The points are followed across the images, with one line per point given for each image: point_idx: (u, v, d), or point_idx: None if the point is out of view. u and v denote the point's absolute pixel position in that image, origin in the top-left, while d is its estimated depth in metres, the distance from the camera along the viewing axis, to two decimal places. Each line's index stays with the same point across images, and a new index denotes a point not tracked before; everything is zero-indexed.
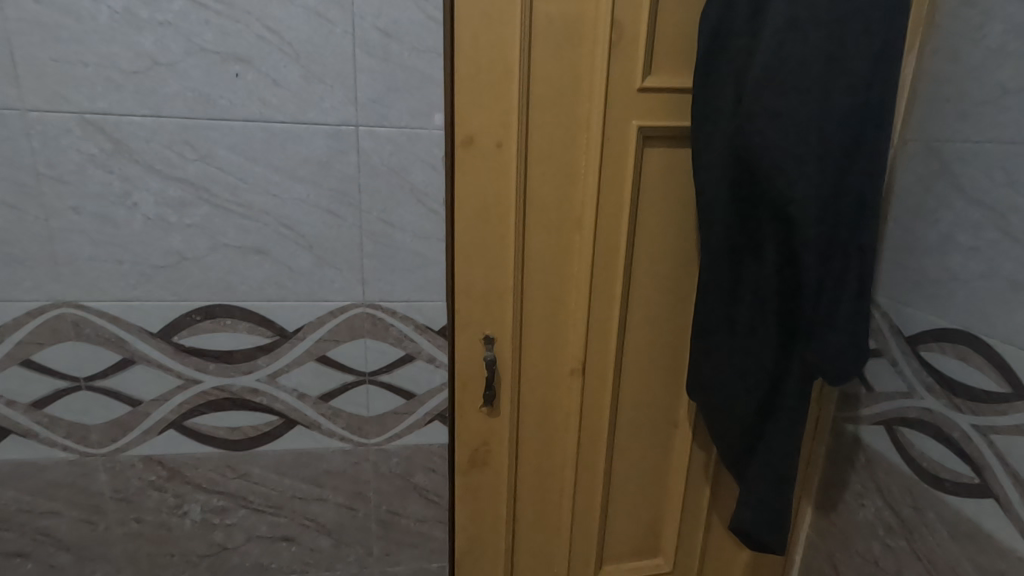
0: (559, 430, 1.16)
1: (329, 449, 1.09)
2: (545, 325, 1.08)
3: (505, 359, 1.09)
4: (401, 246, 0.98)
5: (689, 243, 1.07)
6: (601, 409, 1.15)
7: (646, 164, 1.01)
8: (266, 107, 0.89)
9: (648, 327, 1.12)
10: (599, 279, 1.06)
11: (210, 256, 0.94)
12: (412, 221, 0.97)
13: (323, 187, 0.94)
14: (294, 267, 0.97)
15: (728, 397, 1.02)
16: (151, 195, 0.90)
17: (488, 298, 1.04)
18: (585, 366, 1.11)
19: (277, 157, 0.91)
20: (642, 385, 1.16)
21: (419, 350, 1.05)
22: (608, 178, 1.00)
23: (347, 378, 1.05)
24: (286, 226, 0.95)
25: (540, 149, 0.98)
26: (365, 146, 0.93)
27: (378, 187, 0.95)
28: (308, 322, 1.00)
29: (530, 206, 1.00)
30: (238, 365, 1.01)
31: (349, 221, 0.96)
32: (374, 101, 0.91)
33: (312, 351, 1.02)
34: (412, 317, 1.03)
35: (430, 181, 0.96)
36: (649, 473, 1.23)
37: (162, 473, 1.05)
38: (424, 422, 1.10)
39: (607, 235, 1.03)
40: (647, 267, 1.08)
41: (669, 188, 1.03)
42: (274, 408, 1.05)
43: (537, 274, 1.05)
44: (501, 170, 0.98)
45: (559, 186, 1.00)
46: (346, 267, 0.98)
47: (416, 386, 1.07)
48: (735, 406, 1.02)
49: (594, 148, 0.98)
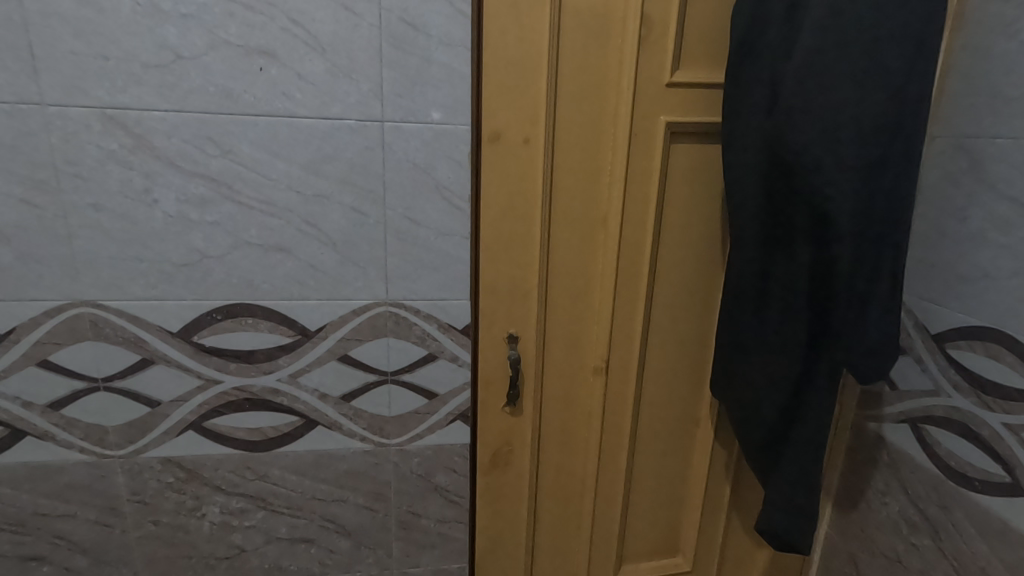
0: (581, 429, 1.15)
1: (350, 449, 1.07)
2: (569, 324, 1.07)
3: (529, 358, 1.08)
4: (426, 243, 0.97)
5: (715, 240, 1.06)
6: (624, 408, 1.14)
7: (673, 161, 1.00)
8: (290, 102, 0.87)
9: (672, 326, 1.11)
10: (624, 277, 1.05)
11: (231, 254, 0.92)
12: (436, 218, 0.96)
13: (347, 184, 0.92)
14: (316, 265, 0.95)
15: (756, 396, 1.01)
16: (172, 192, 0.88)
17: (513, 296, 1.03)
18: (609, 365, 1.10)
19: (300, 153, 0.89)
20: (665, 384, 1.15)
21: (442, 350, 1.03)
22: (635, 174, 0.99)
23: (369, 377, 1.03)
24: (308, 223, 0.93)
25: (567, 145, 0.96)
26: (391, 142, 0.91)
27: (403, 183, 0.93)
28: (330, 321, 0.99)
29: (555, 203, 0.99)
30: (259, 365, 0.99)
31: (373, 218, 0.94)
32: (400, 96, 0.89)
33: (334, 350, 1.00)
34: (435, 316, 1.01)
35: (455, 178, 0.94)
36: (670, 472, 1.22)
37: (180, 475, 1.04)
38: (446, 422, 1.08)
39: (633, 233, 1.02)
40: (672, 264, 1.06)
41: (695, 185, 1.02)
42: (295, 409, 1.03)
43: (562, 271, 1.03)
44: (527, 167, 0.96)
45: (585, 183, 0.99)
46: (369, 265, 0.97)
47: (438, 385, 1.06)
48: (764, 405, 1.01)
49: (622, 144, 0.96)
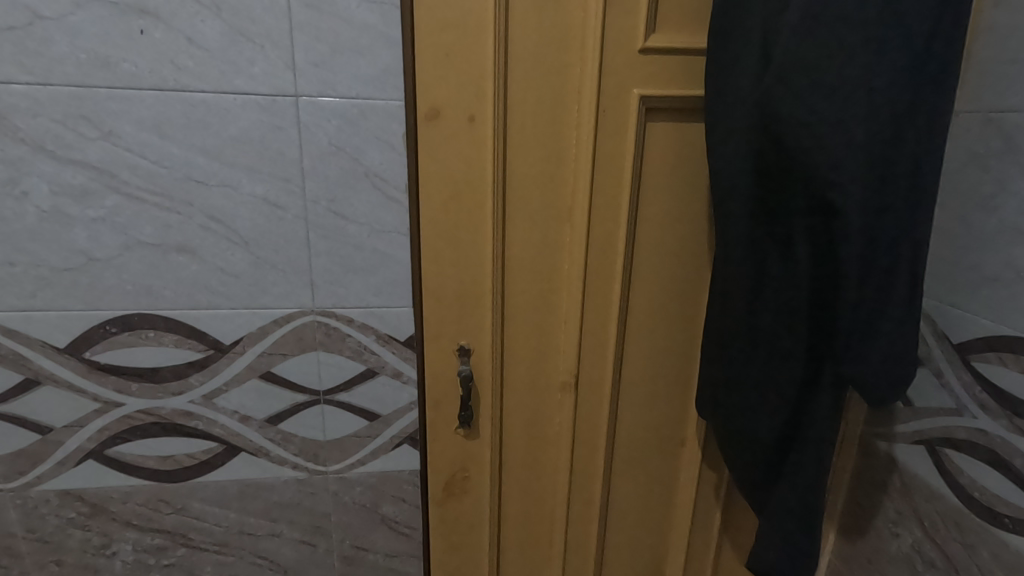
0: (549, 451, 1.01)
1: (281, 478, 0.94)
2: (531, 334, 0.92)
3: (484, 374, 0.93)
4: (356, 241, 0.82)
5: (701, 233, 0.91)
6: (598, 427, 1.00)
7: (648, 143, 0.85)
8: (179, 72, 0.72)
9: (651, 332, 0.96)
10: (595, 280, 0.90)
11: (123, 256, 0.78)
12: (368, 212, 0.81)
13: (257, 171, 0.77)
14: (227, 268, 0.81)
15: (748, 417, 0.87)
16: (43, 181, 0.74)
17: (463, 303, 0.88)
18: (578, 380, 0.96)
19: (198, 134, 0.75)
20: (644, 399, 1.01)
21: (382, 365, 0.89)
22: (605, 159, 0.84)
23: (299, 398, 0.89)
24: (214, 219, 0.78)
25: (524, 125, 0.81)
26: (307, 122, 0.76)
27: (326, 170, 0.78)
28: (248, 334, 0.84)
29: (511, 193, 0.84)
30: (167, 385, 0.85)
31: (291, 212, 0.80)
32: (314, 65, 0.74)
33: (254, 367, 0.86)
34: (372, 326, 0.87)
35: (388, 163, 0.79)
36: (652, 496, 1.09)
37: (83, 509, 0.90)
38: (391, 446, 0.94)
39: (603, 228, 0.87)
40: (651, 263, 0.92)
41: (675, 170, 0.87)
42: (213, 434, 0.89)
43: (521, 273, 0.88)
44: (476, 152, 0.81)
45: (546, 170, 0.84)
46: (290, 267, 0.82)
47: (380, 405, 0.92)
48: (755, 426, 0.87)
49: (588, 123, 0.82)
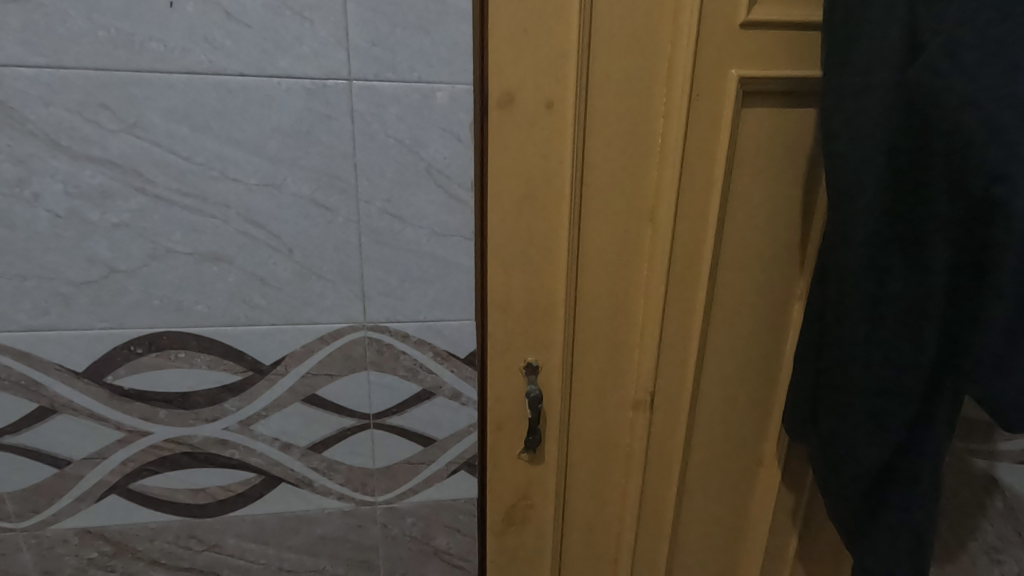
0: (617, 475, 0.91)
1: (324, 510, 0.84)
2: (603, 348, 0.82)
3: (551, 393, 0.83)
4: (413, 247, 0.72)
5: (795, 233, 0.82)
6: (672, 449, 0.90)
7: (743, 132, 0.75)
8: (215, 52, 0.61)
9: (733, 344, 0.87)
10: (678, 288, 0.80)
11: (150, 267, 0.68)
12: (428, 214, 0.71)
13: (303, 168, 0.67)
14: (268, 279, 0.71)
15: (856, 451, 0.75)
16: (57, 182, 0.63)
17: (532, 315, 0.78)
18: (654, 398, 0.86)
19: (236, 124, 0.64)
20: (721, 416, 0.91)
21: (439, 385, 0.79)
22: (695, 151, 0.74)
23: (347, 422, 0.79)
24: (253, 223, 0.68)
25: (607, 112, 0.71)
26: (361, 110, 0.66)
27: (381, 165, 0.68)
28: (292, 352, 0.75)
29: (588, 191, 0.74)
30: (199, 412, 0.75)
31: (341, 214, 0.69)
32: (371, 43, 0.63)
33: (298, 389, 0.76)
34: (430, 341, 0.77)
35: (453, 157, 0.69)
36: (724, 521, 0.99)
37: (106, 548, 0.80)
38: (447, 473, 0.85)
39: (690, 230, 0.77)
40: (738, 267, 0.82)
41: (771, 162, 0.77)
42: (250, 464, 0.79)
43: (596, 280, 0.78)
44: (553, 143, 0.71)
45: (629, 164, 0.74)
46: (340, 278, 0.72)
47: (436, 429, 0.82)
48: (865, 460, 0.75)
49: (679, 110, 0.71)
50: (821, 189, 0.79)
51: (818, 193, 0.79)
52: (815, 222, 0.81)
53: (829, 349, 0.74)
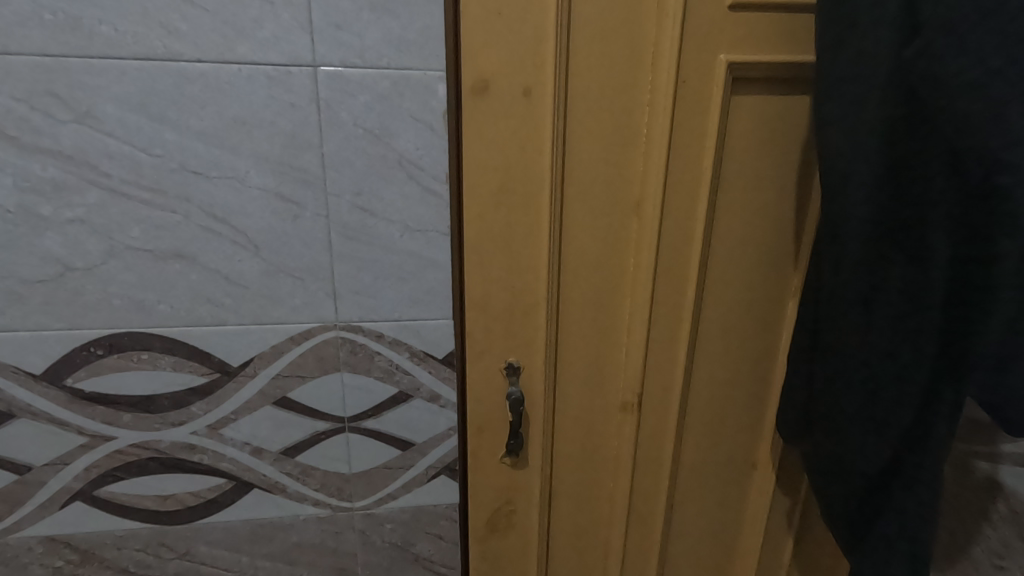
0: (604, 479, 0.88)
1: (299, 517, 0.81)
2: (588, 348, 0.79)
3: (534, 394, 0.80)
4: (386, 242, 0.68)
5: (787, 226, 0.78)
6: (661, 452, 0.87)
7: (733, 120, 0.71)
8: (169, 36, 0.58)
9: (724, 343, 0.83)
10: (666, 284, 0.77)
11: (108, 265, 0.65)
12: (400, 208, 0.67)
13: (267, 160, 0.63)
14: (233, 277, 0.67)
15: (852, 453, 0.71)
16: (7, 175, 0.60)
17: (513, 314, 0.75)
18: (642, 400, 0.82)
19: (195, 114, 0.61)
20: (713, 417, 0.88)
21: (417, 387, 0.76)
22: (682, 141, 0.70)
23: (320, 426, 0.76)
24: (216, 218, 0.65)
25: (588, 99, 0.67)
26: (328, 98, 0.62)
27: (350, 157, 0.65)
28: (261, 354, 0.71)
29: (570, 183, 0.70)
30: (165, 416, 0.72)
31: (309, 209, 0.66)
32: (336, 27, 0.60)
33: (268, 392, 0.73)
34: (406, 342, 0.73)
35: (426, 148, 0.65)
36: (717, 525, 0.96)
37: (72, 557, 0.78)
38: (426, 478, 0.82)
39: (677, 224, 0.74)
40: (728, 263, 0.79)
41: (762, 152, 0.74)
42: (220, 469, 0.76)
43: (580, 277, 0.75)
44: (532, 132, 0.67)
45: (613, 154, 0.70)
46: (309, 276, 0.69)
47: (414, 433, 0.79)
48: (861, 464, 0.71)
49: (664, 97, 0.68)
50: (814, 180, 0.76)
51: (811, 184, 0.76)
52: (808, 214, 0.77)
53: (822, 349, 0.71)
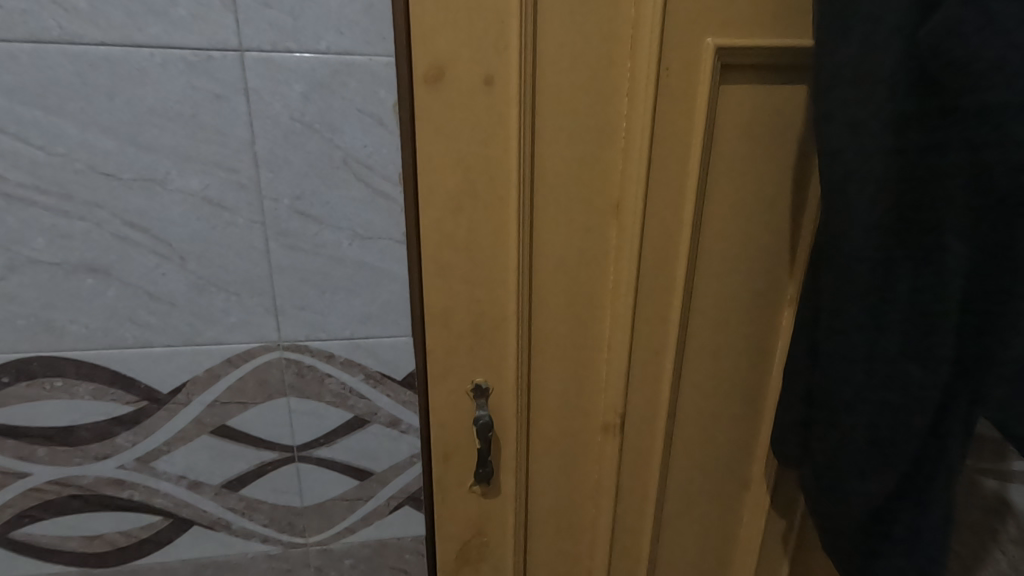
0: (585, 505, 0.81)
1: (247, 554, 0.73)
2: (565, 365, 0.72)
3: (505, 417, 0.72)
4: (333, 251, 0.61)
5: (783, 232, 0.72)
6: (647, 475, 0.80)
7: (722, 112, 0.64)
8: (66, 15, 0.50)
9: (715, 357, 0.77)
10: (649, 296, 0.69)
11: (9, 280, 0.56)
12: (347, 213, 0.59)
13: (190, 159, 0.55)
14: (157, 293, 0.59)
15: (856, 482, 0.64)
16: None
17: (479, 330, 0.67)
18: (626, 421, 0.75)
19: (102, 106, 0.53)
20: (702, 437, 0.81)
21: (373, 411, 0.68)
22: (665, 137, 0.63)
23: (266, 456, 0.68)
24: (133, 226, 0.57)
25: (560, 89, 0.60)
26: (258, 87, 0.54)
27: (287, 155, 0.57)
28: (194, 379, 0.63)
29: (541, 184, 0.63)
30: (86, 449, 0.64)
31: (242, 214, 0.58)
32: (264, 4, 0.52)
33: (204, 420, 0.65)
34: (359, 362, 0.66)
35: (374, 144, 0.57)
36: (708, 550, 0.89)
37: None
38: (388, 509, 0.74)
39: (661, 229, 0.67)
40: (718, 271, 0.72)
41: (754, 148, 0.67)
42: (154, 506, 0.68)
43: (554, 287, 0.67)
44: (496, 127, 0.59)
45: (589, 150, 0.62)
46: (246, 290, 0.61)
47: (373, 461, 0.71)
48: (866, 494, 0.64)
49: (645, 86, 0.60)
50: (812, 180, 0.69)
51: (808, 185, 0.70)
52: (804, 218, 0.71)
53: (824, 363, 0.63)
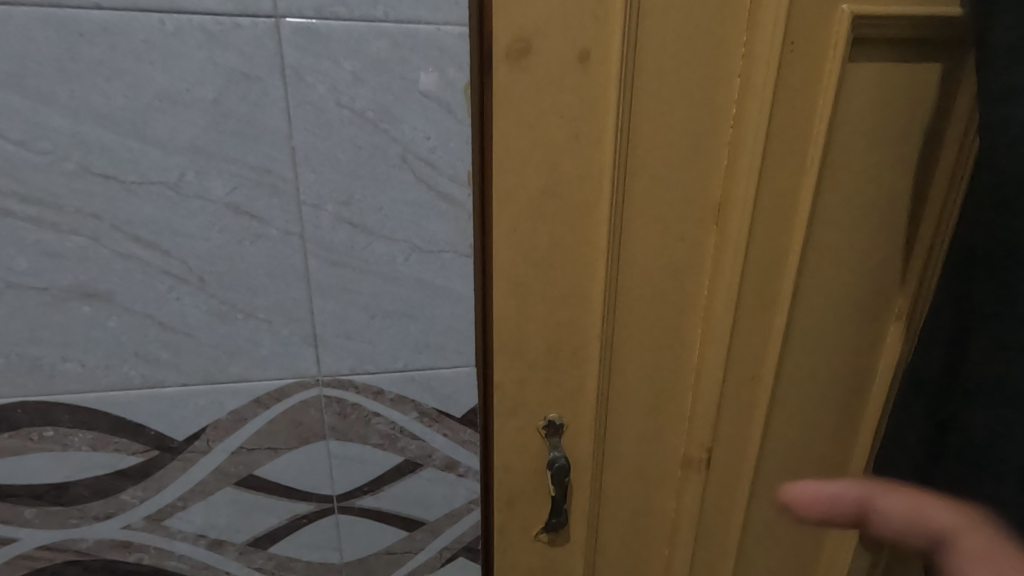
0: (661, 548, 0.70)
1: None
2: (648, 393, 0.61)
3: (578, 455, 0.62)
4: (386, 268, 0.49)
5: (896, 240, 0.61)
6: (731, 513, 0.70)
7: (846, 95, 0.54)
8: None
9: (809, 386, 0.66)
10: (749, 315, 0.59)
11: None
12: (403, 221, 0.48)
13: (211, 156, 0.44)
14: (170, 322, 0.48)
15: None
16: None
17: (555, 357, 0.56)
18: (712, 454, 0.65)
19: (97, 88, 0.41)
20: (791, 473, 0.71)
21: (428, 454, 0.58)
22: (783, 127, 0.52)
23: (301, 509, 0.57)
24: (140, 241, 0.45)
25: (664, 69, 0.49)
26: (298, 65, 0.43)
27: (332, 151, 0.45)
28: (216, 423, 0.52)
29: (634, 182, 0.52)
30: (85, 508, 0.53)
31: (276, 224, 0.46)
32: None
33: (228, 470, 0.54)
34: (413, 400, 0.55)
35: (440, 136, 0.46)
36: None
37: None
38: (441, 563, 0.63)
39: (770, 234, 0.56)
40: (822, 285, 0.61)
41: (879, 139, 0.56)
42: (166, 570, 0.57)
43: (640, 305, 0.57)
44: (588, 114, 0.48)
45: (692, 142, 0.52)
46: (280, 317, 0.49)
47: (425, 510, 0.60)
48: None
49: (764, 64, 0.49)
50: (935, 181, 0.58)
51: (930, 185, 0.59)
52: (922, 225, 0.60)
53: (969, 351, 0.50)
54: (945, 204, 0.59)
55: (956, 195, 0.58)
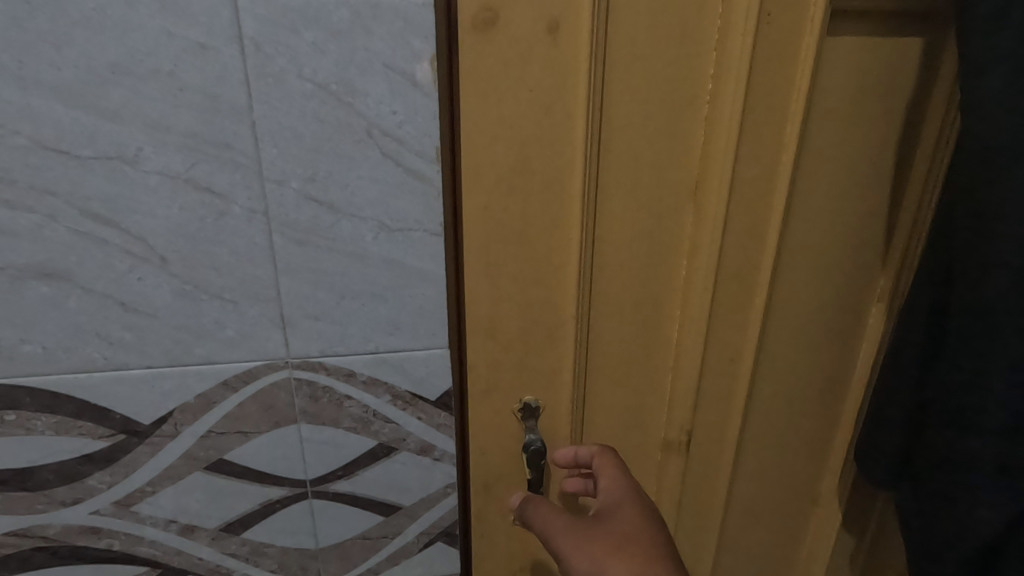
0: None
1: None
2: (626, 375, 0.60)
3: (555, 438, 0.62)
4: (354, 246, 0.48)
5: (878, 220, 0.60)
6: (711, 497, 0.70)
7: (824, 70, 0.53)
8: None
9: (790, 367, 0.66)
10: (727, 295, 0.58)
11: None
12: (370, 198, 0.47)
13: (169, 130, 0.43)
14: (132, 302, 0.47)
15: (975, 533, 0.50)
16: None
17: (530, 339, 0.56)
18: (692, 437, 0.65)
19: (47, 59, 0.40)
20: (772, 456, 0.70)
21: (402, 437, 0.57)
22: (760, 102, 0.51)
23: (274, 494, 0.57)
24: (97, 218, 0.44)
25: (637, 42, 0.47)
26: (256, 36, 0.41)
27: (294, 125, 0.44)
28: (184, 406, 0.51)
29: (608, 159, 0.51)
30: (51, 493, 0.52)
31: (238, 201, 0.45)
32: None
33: (198, 455, 0.53)
34: (385, 382, 0.54)
35: (406, 110, 0.45)
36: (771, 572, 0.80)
37: None
38: (418, 548, 0.62)
39: (748, 213, 0.55)
40: (801, 266, 0.61)
41: (859, 115, 0.55)
42: (138, 556, 0.56)
43: (616, 285, 0.56)
44: (558, 88, 0.47)
45: (667, 118, 0.51)
46: (246, 297, 0.48)
47: (400, 495, 0.59)
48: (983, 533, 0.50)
49: (740, 37, 0.48)
50: (915, 158, 0.58)
51: (911, 163, 0.58)
52: (903, 203, 0.59)
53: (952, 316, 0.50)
54: (925, 182, 0.58)
55: (937, 173, 0.57)
